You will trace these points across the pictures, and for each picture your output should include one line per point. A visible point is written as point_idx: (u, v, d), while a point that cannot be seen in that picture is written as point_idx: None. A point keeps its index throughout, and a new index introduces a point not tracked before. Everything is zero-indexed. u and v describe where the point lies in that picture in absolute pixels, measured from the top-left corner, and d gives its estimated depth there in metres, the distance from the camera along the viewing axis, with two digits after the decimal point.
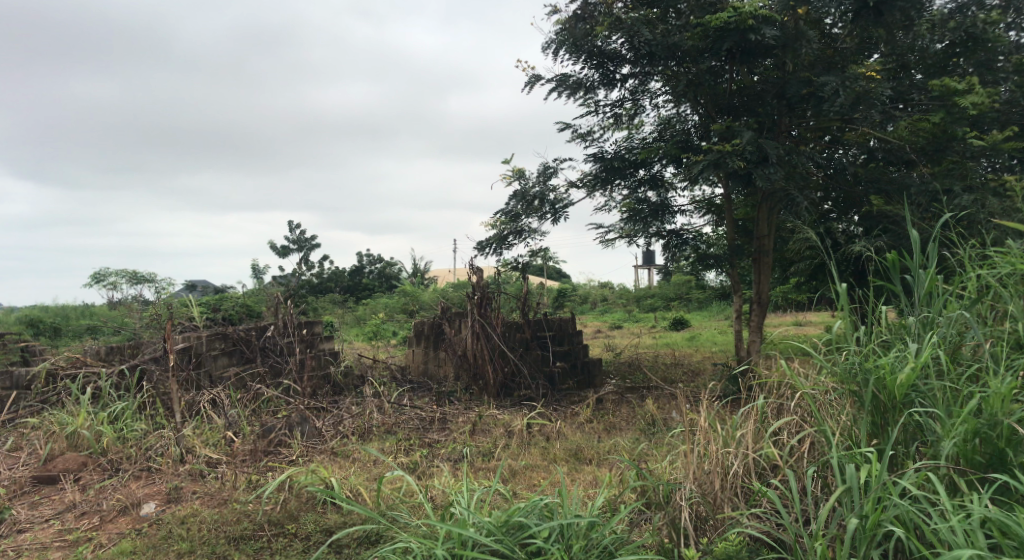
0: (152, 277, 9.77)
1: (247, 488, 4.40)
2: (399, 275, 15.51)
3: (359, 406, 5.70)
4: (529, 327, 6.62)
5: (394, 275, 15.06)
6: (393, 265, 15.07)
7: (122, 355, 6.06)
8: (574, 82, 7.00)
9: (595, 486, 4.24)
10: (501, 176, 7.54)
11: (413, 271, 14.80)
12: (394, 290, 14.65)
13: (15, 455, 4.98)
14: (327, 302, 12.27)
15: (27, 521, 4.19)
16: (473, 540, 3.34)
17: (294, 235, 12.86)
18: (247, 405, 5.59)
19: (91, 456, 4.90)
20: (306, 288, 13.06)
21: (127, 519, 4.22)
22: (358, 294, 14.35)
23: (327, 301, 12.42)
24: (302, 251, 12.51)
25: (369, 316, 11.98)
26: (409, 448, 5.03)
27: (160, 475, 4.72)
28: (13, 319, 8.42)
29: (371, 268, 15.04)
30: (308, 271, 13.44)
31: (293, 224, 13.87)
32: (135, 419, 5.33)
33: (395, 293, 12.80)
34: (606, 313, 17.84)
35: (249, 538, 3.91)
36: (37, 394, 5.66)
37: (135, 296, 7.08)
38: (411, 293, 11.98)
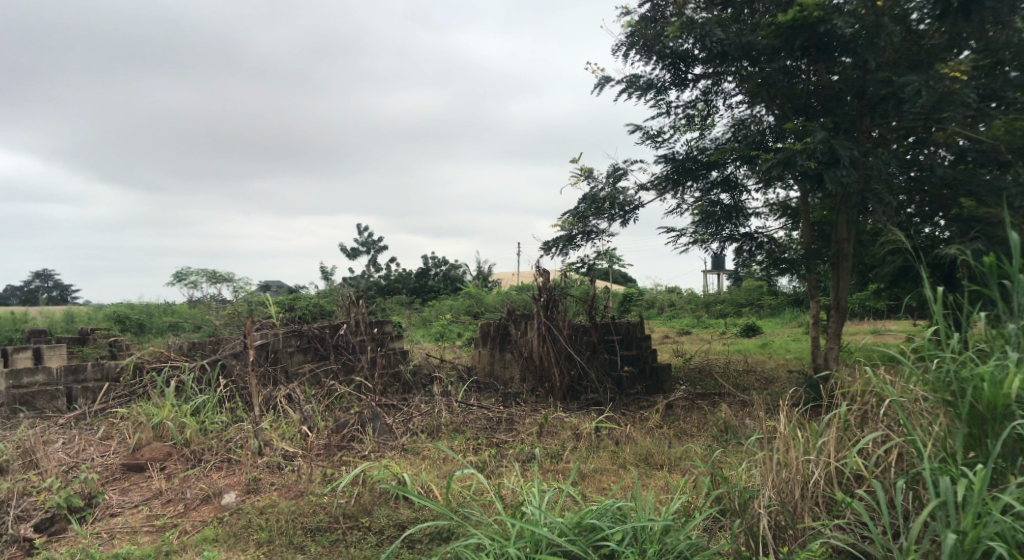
0: (230, 277, 10.10)
1: (322, 481, 4.59)
2: (464, 279, 15.56)
3: (428, 404, 5.79)
4: (596, 330, 6.55)
5: (460, 277, 15.12)
6: (459, 268, 15.14)
7: (204, 350, 6.32)
8: (645, 82, 6.93)
9: (668, 492, 4.19)
10: (570, 177, 7.54)
11: (479, 273, 14.83)
12: (459, 294, 14.65)
13: (106, 444, 5.25)
14: (395, 303, 12.44)
15: (119, 505, 4.55)
16: (545, 541, 3.43)
17: (363, 237, 13.08)
18: (321, 401, 5.77)
19: (175, 447, 5.14)
20: (373, 288, 13.19)
21: (209, 508, 4.48)
22: (424, 296, 14.49)
23: (395, 300, 12.57)
24: (369, 253, 12.68)
25: (436, 316, 12.06)
26: (478, 447, 5.08)
27: (240, 466, 4.94)
28: (105, 315, 8.84)
29: (437, 270, 15.15)
30: (375, 273, 13.60)
31: (360, 226, 14.06)
32: (216, 411, 5.54)
33: (460, 295, 12.84)
34: (674, 318, 17.51)
35: (323, 531, 4.11)
36: (125, 386, 5.92)
37: (214, 294, 7.30)
38: (476, 295, 12.02)
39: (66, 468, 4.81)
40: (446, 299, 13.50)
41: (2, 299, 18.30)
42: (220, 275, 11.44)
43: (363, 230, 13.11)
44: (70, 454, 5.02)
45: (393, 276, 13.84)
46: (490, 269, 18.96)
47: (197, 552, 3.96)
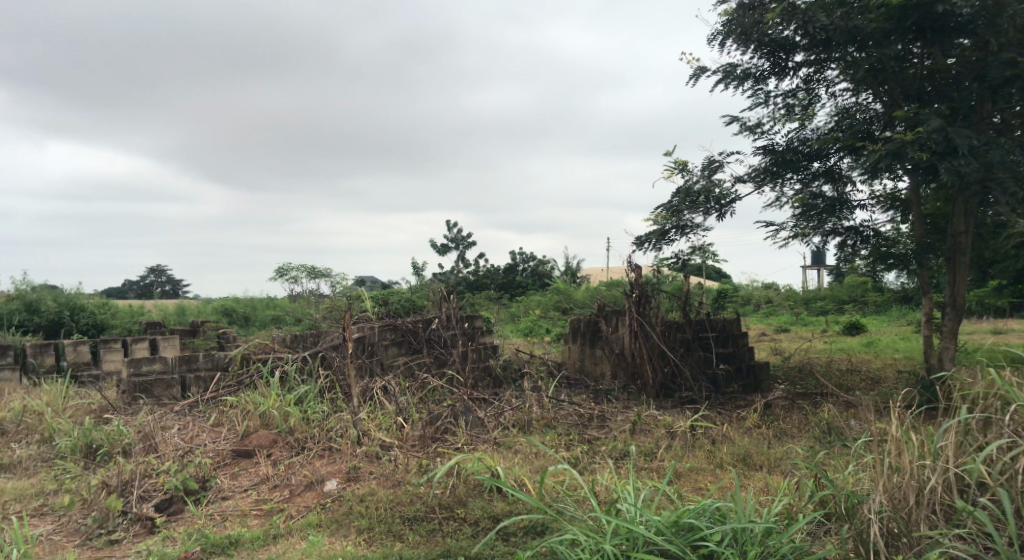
0: (327, 273, 10.48)
1: (417, 472, 4.80)
2: (552, 274, 15.56)
3: (519, 399, 5.84)
4: (690, 327, 6.42)
5: (547, 273, 15.13)
6: (547, 264, 15.16)
7: (305, 342, 6.60)
8: (743, 72, 6.74)
9: (768, 494, 4.08)
10: (664, 170, 7.41)
11: (567, 269, 14.80)
12: (547, 289, 14.66)
13: (217, 430, 5.58)
14: (484, 298, 12.58)
15: (229, 489, 4.93)
16: (643, 538, 3.40)
17: (453, 233, 13.28)
18: (415, 393, 5.92)
19: (280, 435, 5.46)
20: (463, 284, 13.37)
21: (312, 494, 4.80)
22: (512, 292, 14.59)
23: (484, 296, 12.72)
24: (459, 249, 12.87)
25: (524, 312, 12.12)
26: (570, 443, 5.09)
27: (340, 455, 5.21)
28: (213, 308, 9.34)
29: (525, 266, 15.22)
30: (465, 268, 13.78)
31: (449, 223, 14.29)
32: (317, 401, 5.82)
33: (549, 291, 12.84)
34: (770, 315, 16.93)
35: (421, 520, 4.33)
36: (233, 375, 6.25)
37: (313, 289, 7.61)
38: (564, 291, 12.00)
39: (182, 452, 5.17)
40: (534, 295, 13.54)
41: (121, 292, 19.64)
42: (318, 271, 11.88)
43: (453, 226, 13.30)
44: (185, 439, 5.38)
45: (482, 272, 13.99)
46: (578, 265, 18.88)
47: (302, 537, 4.31)
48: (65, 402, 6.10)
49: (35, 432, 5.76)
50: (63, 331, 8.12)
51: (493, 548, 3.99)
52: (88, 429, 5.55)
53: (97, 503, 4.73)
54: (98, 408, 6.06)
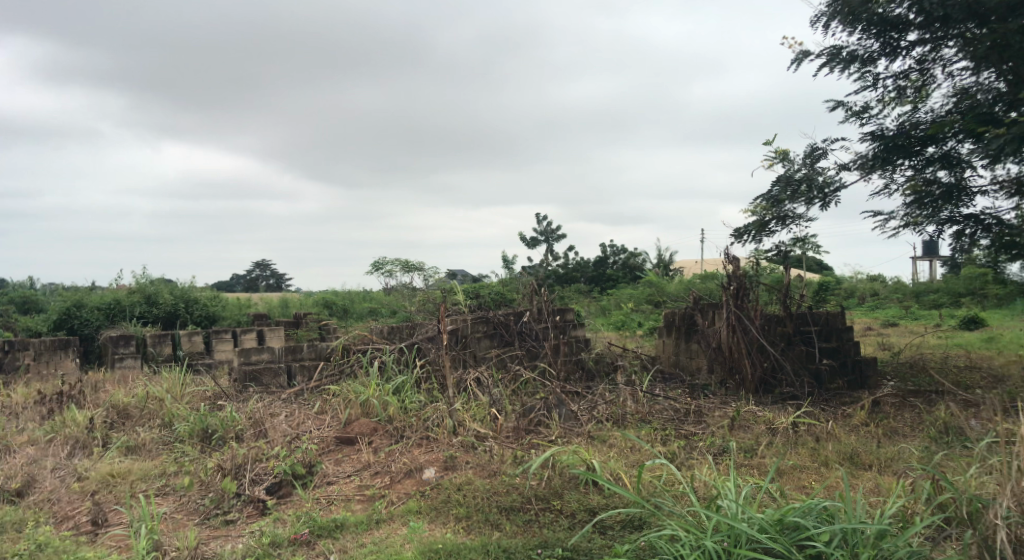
0: (421, 267, 10.72)
1: (512, 463, 4.87)
2: (643, 267, 15.34)
3: (613, 392, 5.82)
4: (791, 321, 6.21)
5: (638, 266, 14.94)
6: (638, 256, 14.96)
7: (401, 334, 6.82)
8: (849, 54, 6.44)
9: (879, 495, 3.90)
10: (763, 159, 7.18)
11: (659, 262, 14.56)
12: (638, 283, 14.45)
13: (321, 417, 5.88)
14: (575, 292, 12.55)
15: (334, 475, 5.16)
16: (746, 536, 3.31)
17: (542, 227, 13.31)
18: (508, 385, 6.00)
19: (380, 423, 5.70)
20: (553, 278, 13.37)
21: (411, 481, 4.95)
22: (603, 285, 14.50)
23: (575, 289, 12.69)
24: (549, 242, 12.88)
25: (616, 306, 11.98)
26: (665, 438, 5.03)
27: (437, 444, 5.36)
28: (315, 300, 9.74)
29: (615, 259, 15.09)
30: (555, 262, 13.77)
31: (539, 216, 14.33)
32: (414, 391, 6.01)
33: (641, 284, 12.65)
34: (877, 309, 16.11)
35: (517, 510, 4.37)
36: (334, 365, 6.54)
37: (406, 283, 7.78)
38: (657, 284, 11.82)
39: (290, 438, 5.48)
40: (625, 288, 13.40)
41: (230, 287, 20.75)
42: (412, 264, 12.16)
43: (543, 220, 13.30)
44: (292, 426, 5.69)
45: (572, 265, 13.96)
46: (670, 257, 18.53)
47: (403, 522, 4.46)
48: (183, 389, 6.51)
49: (156, 416, 6.18)
50: (179, 322, 8.67)
51: (590, 541, 3.98)
52: (204, 415, 5.92)
53: (214, 485, 5.05)
54: (211, 395, 6.41)
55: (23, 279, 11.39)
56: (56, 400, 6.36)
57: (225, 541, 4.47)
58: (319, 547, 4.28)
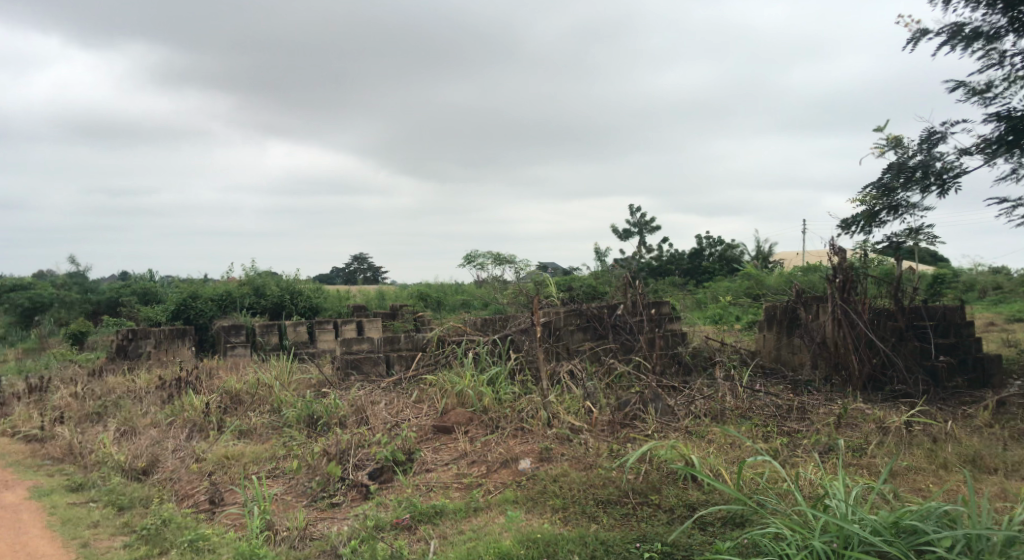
0: (514, 260, 10.80)
1: (609, 456, 4.85)
2: (741, 259, 14.88)
3: (711, 387, 5.70)
4: (903, 315, 5.90)
5: (736, 258, 14.51)
6: (735, 248, 14.54)
7: (495, 326, 6.90)
8: (972, 31, 6.03)
9: (1007, 501, 3.65)
10: (874, 145, 6.84)
11: (758, 254, 14.08)
12: (735, 275, 14.03)
13: (419, 406, 6.04)
14: (669, 284, 12.32)
15: (432, 462, 5.28)
16: (858, 538, 3.18)
17: (635, 218, 13.13)
18: (602, 378, 5.99)
19: (475, 413, 5.79)
20: (645, 270, 13.17)
21: (508, 471, 5.01)
22: (698, 278, 14.17)
23: (669, 282, 12.45)
24: (642, 234, 12.70)
25: (712, 299, 11.67)
26: (767, 435, 4.89)
27: (532, 435, 5.40)
28: (411, 292, 9.98)
29: (712, 251, 14.71)
30: (648, 254, 13.56)
31: (631, 208, 14.14)
32: (508, 383, 6.08)
33: (738, 277, 12.28)
34: (1000, 303, 15.01)
35: (615, 503, 4.35)
36: (430, 356, 6.69)
37: (498, 275, 7.86)
38: (755, 277, 11.45)
39: (390, 425, 5.66)
40: (722, 281, 13.04)
41: (330, 279, 21.56)
42: (505, 257, 12.27)
43: (635, 212, 13.11)
44: (391, 414, 5.87)
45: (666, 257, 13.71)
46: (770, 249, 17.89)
47: (500, 511, 4.52)
48: (289, 377, 6.83)
49: (265, 402, 6.51)
50: (284, 313, 9.08)
51: (691, 536, 3.92)
52: (309, 401, 6.19)
53: (320, 468, 5.28)
54: (315, 383, 6.70)
55: (146, 272, 12.22)
56: (176, 386, 6.81)
57: (331, 523, 4.67)
58: (420, 532, 4.40)
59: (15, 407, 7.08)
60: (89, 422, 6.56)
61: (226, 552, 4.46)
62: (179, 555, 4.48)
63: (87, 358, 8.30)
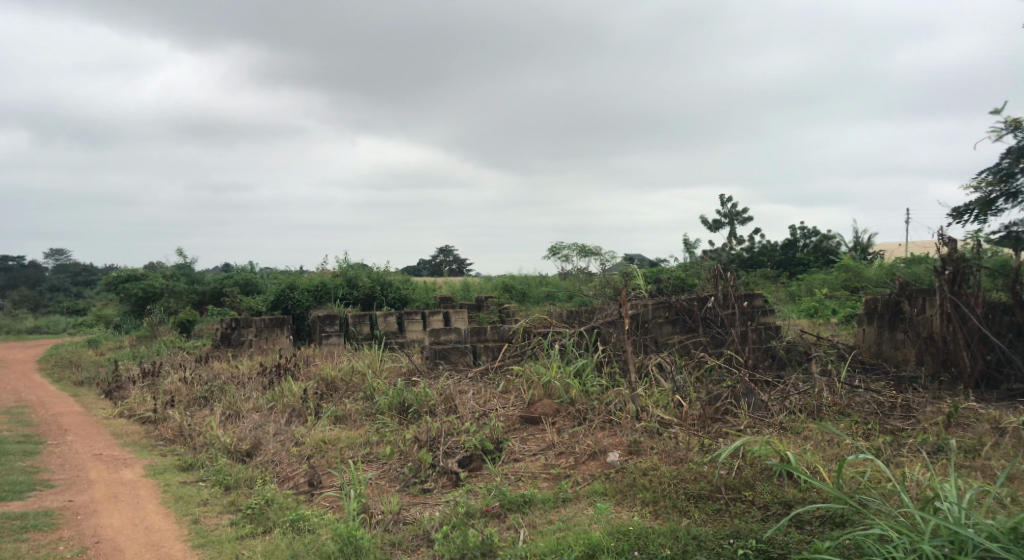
0: (601, 252, 10.76)
1: (700, 451, 4.77)
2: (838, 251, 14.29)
3: (807, 383, 5.53)
4: (1021, 309, 5.55)
5: (833, 249, 13.94)
6: (832, 239, 13.97)
7: (581, 318, 6.90)
8: None
9: None
10: (990, 129, 6.43)
11: (858, 245, 13.49)
12: (832, 267, 13.49)
13: (506, 396, 6.11)
14: (761, 277, 11.97)
15: (520, 452, 5.34)
16: (973, 543, 3.04)
17: (726, 209, 12.82)
18: (692, 371, 5.97)
19: (562, 405, 5.81)
20: (734, 262, 12.85)
21: (596, 463, 5.01)
22: (792, 270, 13.71)
23: (761, 274, 12.10)
24: (733, 225, 12.39)
25: (806, 292, 11.26)
26: (869, 433, 4.71)
27: (621, 427, 5.38)
28: (498, 284, 10.07)
29: (807, 242, 14.19)
30: (737, 246, 13.21)
31: (721, 198, 13.81)
32: (595, 375, 6.07)
33: (835, 269, 11.80)
34: None
35: (706, 499, 4.29)
36: (517, 347, 6.76)
37: (584, 267, 7.84)
38: (854, 269, 10.98)
39: (478, 414, 5.76)
40: (818, 273, 12.57)
41: (417, 272, 22.01)
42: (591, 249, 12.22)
43: (724, 202, 12.79)
44: (479, 403, 5.96)
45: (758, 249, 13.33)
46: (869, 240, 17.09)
47: (589, 503, 4.53)
48: (381, 365, 7.03)
49: (359, 389, 6.74)
50: (375, 303, 9.36)
51: (787, 534, 3.83)
52: (401, 389, 6.37)
53: (411, 455, 5.42)
54: (406, 371, 6.87)
55: (246, 264, 12.83)
56: (275, 372, 7.14)
57: (423, 508, 4.79)
58: (510, 521, 4.46)
59: (132, 390, 7.60)
60: (197, 405, 6.96)
61: (324, 532, 4.65)
62: (282, 534, 4.71)
63: (195, 346, 8.81)
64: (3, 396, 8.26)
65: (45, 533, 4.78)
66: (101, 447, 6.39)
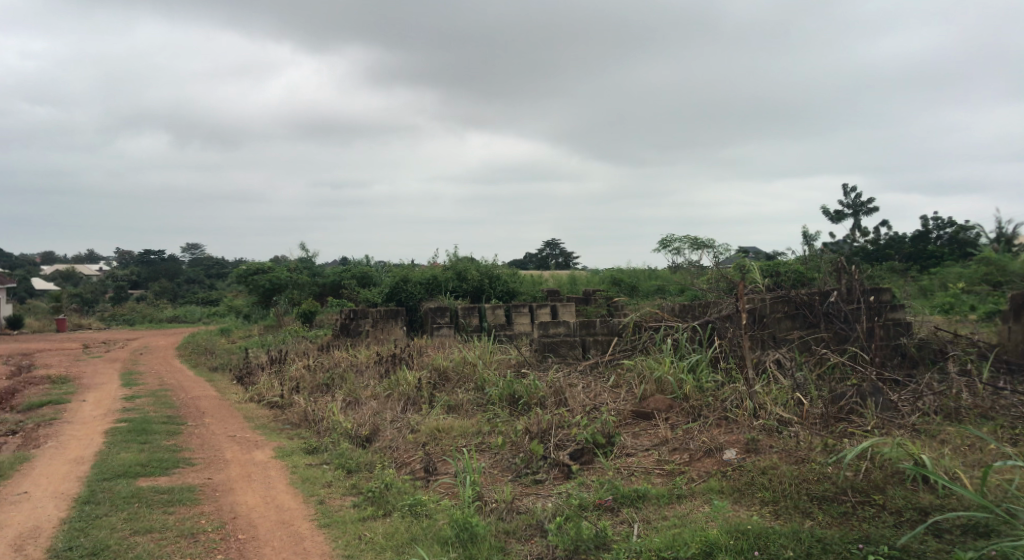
0: (713, 245, 10.52)
1: (823, 451, 4.58)
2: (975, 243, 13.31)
3: (942, 383, 5.21)
4: None
5: (970, 241, 13.00)
6: (969, 230, 13.04)
7: (694, 313, 6.78)
8: None
9: None
10: None
11: (998, 236, 12.52)
12: (968, 260, 12.58)
13: (617, 391, 6.09)
14: (888, 270, 11.34)
15: (632, 447, 5.30)
16: None
17: (849, 199, 12.20)
18: (813, 369, 5.76)
19: (675, 400, 5.72)
20: (856, 255, 12.20)
21: (712, 460, 4.91)
22: (923, 263, 12.89)
23: (888, 267, 11.45)
24: (857, 216, 11.79)
25: (939, 287, 10.57)
26: (1016, 440, 4.39)
27: (737, 425, 5.25)
28: (606, 276, 10.03)
29: (939, 233, 13.30)
30: (860, 238, 12.54)
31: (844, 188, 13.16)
32: (710, 371, 5.95)
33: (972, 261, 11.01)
34: None
35: (831, 501, 4.12)
36: (627, 341, 6.72)
37: (695, 260, 7.69)
38: (995, 262, 10.20)
39: (589, 408, 5.76)
40: (952, 266, 11.76)
41: (524, 265, 22.21)
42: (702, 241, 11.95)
43: (846, 193, 12.15)
44: (590, 397, 5.96)
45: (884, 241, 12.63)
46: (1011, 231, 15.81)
47: (706, 500, 4.45)
48: (492, 356, 7.16)
49: (470, 380, 6.88)
50: (484, 296, 9.52)
51: (923, 543, 3.63)
52: (511, 380, 6.43)
53: (523, 445, 5.49)
54: (516, 363, 6.97)
55: (361, 257, 13.36)
56: (391, 362, 7.41)
57: (536, 499, 4.84)
58: (623, 515, 4.44)
59: (261, 377, 8.10)
60: (320, 392, 7.33)
61: (441, 518, 4.79)
62: (401, 518, 4.89)
63: (317, 335, 9.28)
64: (149, 379, 9.00)
65: (188, 507, 5.17)
66: (234, 429, 6.85)
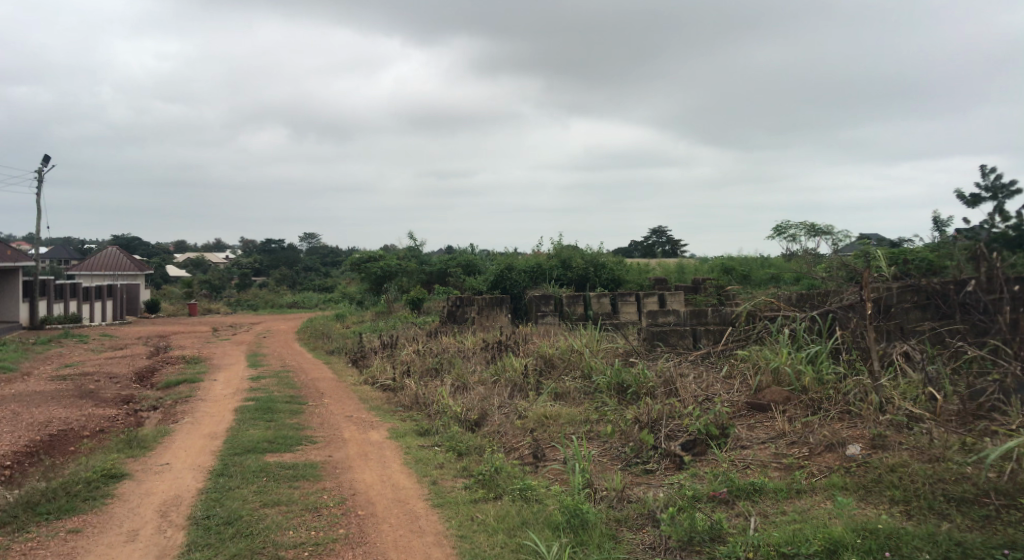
0: (831, 231, 10.04)
1: (961, 450, 4.30)
2: None
3: None
4: None
5: None
6: None
7: (812, 302, 6.50)
8: None
9: None
10: None
11: None
12: None
13: (730, 382, 5.93)
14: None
15: (748, 439, 5.15)
16: None
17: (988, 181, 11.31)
18: (946, 363, 5.39)
19: (794, 393, 5.50)
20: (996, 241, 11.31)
21: (835, 455, 4.70)
22: None
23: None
24: (997, 199, 10.93)
25: None
26: None
27: (862, 420, 5.01)
28: (717, 264, 9.76)
29: None
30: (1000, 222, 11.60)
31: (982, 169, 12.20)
32: (831, 362, 5.70)
33: None
34: None
35: (971, 503, 3.87)
36: (741, 330, 6.54)
37: (812, 247, 7.36)
38: None
39: (701, 399, 5.64)
40: None
41: (628, 253, 21.94)
42: (819, 227, 11.42)
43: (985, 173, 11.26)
44: (702, 387, 5.82)
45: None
46: None
47: (828, 496, 4.28)
48: (599, 344, 7.12)
49: (577, 367, 6.87)
50: (589, 284, 9.49)
51: None
52: (619, 369, 6.38)
53: (632, 435, 5.45)
54: (624, 351, 6.90)
55: (466, 245, 13.59)
56: (497, 348, 7.52)
57: (647, 488, 4.79)
58: (740, 508, 4.33)
59: (374, 360, 8.42)
60: (430, 376, 7.53)
61: (552, 503, 4.82)
62: (511, 501, 4.95)
63: (426, 321, 9.53)
64: (271, 361, 9.52)
65: (311, 482, 5.44)
66: (351, 409, 7.15)
